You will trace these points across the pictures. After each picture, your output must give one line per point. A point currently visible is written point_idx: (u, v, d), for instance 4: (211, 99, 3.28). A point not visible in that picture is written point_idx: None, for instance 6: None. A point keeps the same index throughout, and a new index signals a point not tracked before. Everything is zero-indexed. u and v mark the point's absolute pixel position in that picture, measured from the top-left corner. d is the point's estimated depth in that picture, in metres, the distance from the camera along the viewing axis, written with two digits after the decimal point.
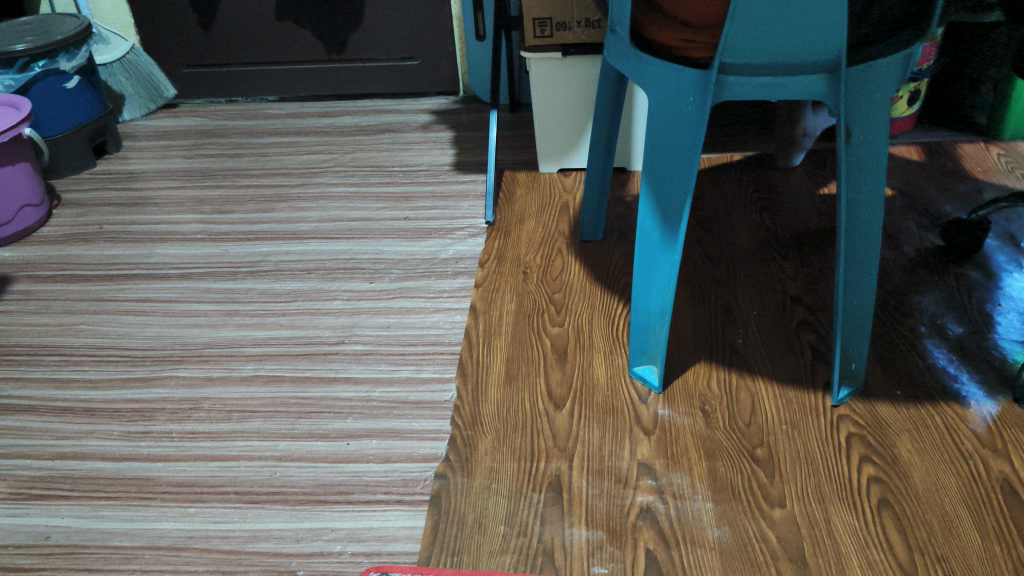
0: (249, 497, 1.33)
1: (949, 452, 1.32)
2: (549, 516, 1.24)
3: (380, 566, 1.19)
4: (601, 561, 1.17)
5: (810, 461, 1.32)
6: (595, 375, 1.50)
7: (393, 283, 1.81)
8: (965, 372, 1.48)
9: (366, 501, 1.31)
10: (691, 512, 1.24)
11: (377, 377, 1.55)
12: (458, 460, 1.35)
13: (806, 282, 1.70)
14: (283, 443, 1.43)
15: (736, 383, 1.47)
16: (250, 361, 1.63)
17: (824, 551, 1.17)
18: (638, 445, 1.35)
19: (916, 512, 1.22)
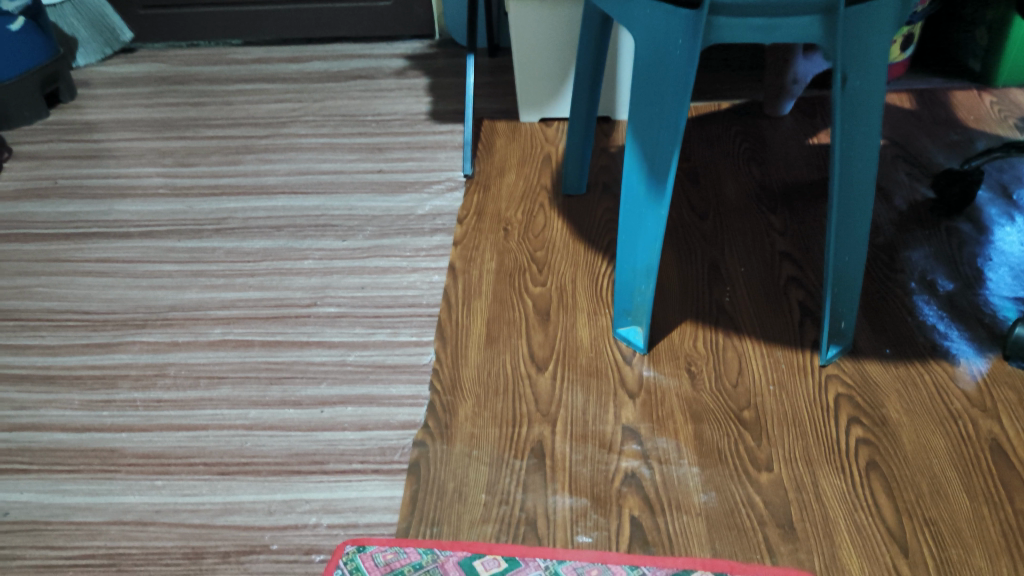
0: (220, 468, 1.28)
1: (938, 412, 1.29)
2: (532, 483, 1.20)
3: (356, 539, 1.14)
4: (585, 530, 1.14)
5: (798, 422, 1.28)
6: (579, 335, 1.45)
7: (367, 240, 1.73)
8: (954, 329, 1.45)
9: (342, 471, 1.26)
10: (676, 477, 1.20)
11: (352, 341, 1.49)
12: (438, 426, 1.30)
13: (796, 237, 1.65)
14: (254, 411, 1.38)
15: (723, 343, 1.42)
16: (218, 325, 1.57)
17: (812, 514, 1.14)
18: (622, 408, 1.31)
19: (905, 472, 1.19)
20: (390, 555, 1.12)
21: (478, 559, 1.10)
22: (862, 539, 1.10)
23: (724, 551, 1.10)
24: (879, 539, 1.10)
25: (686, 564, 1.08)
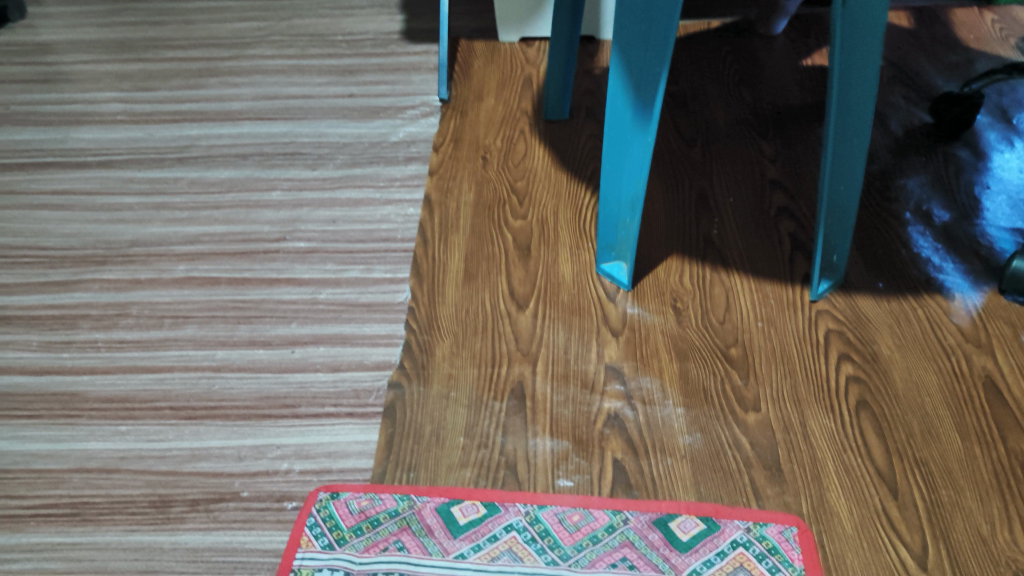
0: (187, 413, 1.23)
1: (931, 348, 1.25)
2: (512, 425, 1.16)
3: (329, 485, 1.10)
4: (567, 473, 1.10)
5: (787, 360, 1.24)
6: (561, 271, 1.39)
7: (339, 170, 1.64)
8: (949, 261, 1.40)
9: (314, 414, 1.21)
10: (661, 418, 1.16)
11: (323, 278, 1.42)
12: (414, 367, 1.25)
13: (788, 165, 1.58)
14: (221, 352, 1.32)
15: (710, 278, 1.37)
16: (182, 261, 1.49)
17: (800, 456, 1.10)
18: (605, 347, 1.26)
19: (895, 411, 1.16)
20: (365, 502, 1.08)
21: (457, 504, 1.07)
22: (851, 481, 1.07)
23: (709, 495, 1.07)
24: (868, 481, 1.07)
25: (670, 508, 1.05)
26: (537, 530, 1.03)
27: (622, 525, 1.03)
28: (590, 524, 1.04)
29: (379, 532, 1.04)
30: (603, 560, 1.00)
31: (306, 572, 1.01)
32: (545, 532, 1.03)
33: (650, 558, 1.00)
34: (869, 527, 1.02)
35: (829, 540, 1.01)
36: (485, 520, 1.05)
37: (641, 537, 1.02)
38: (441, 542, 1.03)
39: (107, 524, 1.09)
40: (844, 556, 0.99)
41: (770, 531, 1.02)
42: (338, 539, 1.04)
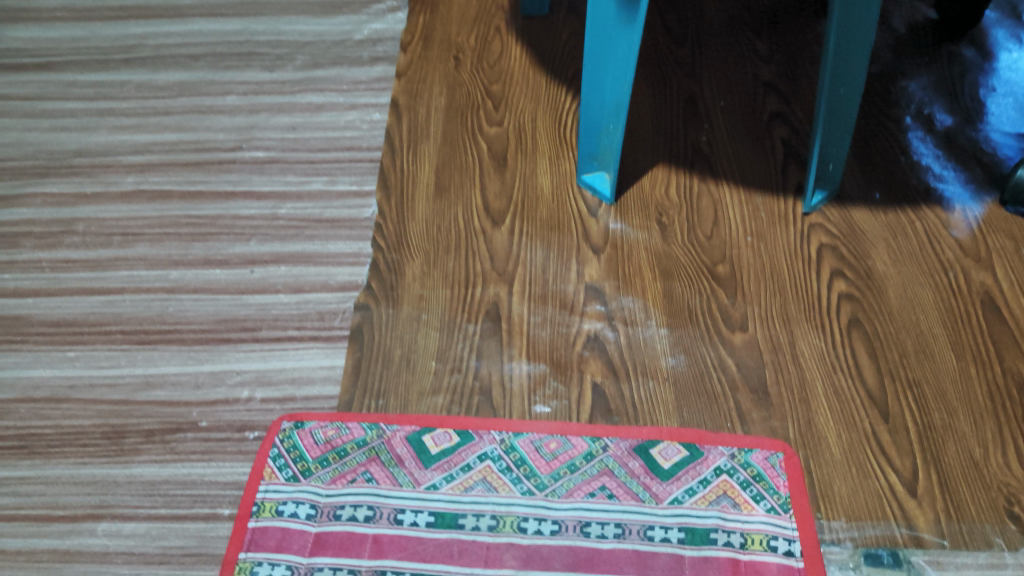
0: (139, 337, 1.15)
1: (928, 264, 1.18)
2: (487, 349, 1.09)
3: (293, 414, 1.04)
4: (544, 399, 1.04)
5: (777, 277, 1.17)
6: (539, 184, 1.29)
7: (298, 72, 1.51)
8: (950, 170, 1.32)
9: (275, 339, 1.14)
10: (643, 340, 1.09)
11: (284, 191, 1.32)
12: (382, 288, 1.17)
13: (783, 66, 1.47)
14: (175, 273, 1.23)
15: (698, 190, 1.28)
16: (130, 173, 1.38)
17: (788, 379, 1.05)
18: (585, 265, 1.18)
19: (889, 331, 1.10)
20: (331, 432, 1.02)
21: (428, 433, 1.01)
22: (840, 404, 1.02)
23: (692, 420, 1.01)
24: (859, 403, 1.02)
25: (651, 434, 1.00)
26: (512, 459, 0.98)
27: (601, 453, 0.98)
28: (567, 452, 0.99)
29: (346, 463, 0.99)
30: (581, 490, 0.95)
31: (269, 506, 0.96)
32: (520, 461, 0.98)
33: (629, 487, 0.95)
34: (857, 452, 0.97)
35: (815, 465, 0.96)
36: (457, 449, 1.00)
37: (620, 465, 0.97)
38: (412, 473, 0.98)
39: (58, 457, 1.03)
40: (831, 481, 0.95)
41: (755, 457, 0.97)
42: (303, 471, 0.99)
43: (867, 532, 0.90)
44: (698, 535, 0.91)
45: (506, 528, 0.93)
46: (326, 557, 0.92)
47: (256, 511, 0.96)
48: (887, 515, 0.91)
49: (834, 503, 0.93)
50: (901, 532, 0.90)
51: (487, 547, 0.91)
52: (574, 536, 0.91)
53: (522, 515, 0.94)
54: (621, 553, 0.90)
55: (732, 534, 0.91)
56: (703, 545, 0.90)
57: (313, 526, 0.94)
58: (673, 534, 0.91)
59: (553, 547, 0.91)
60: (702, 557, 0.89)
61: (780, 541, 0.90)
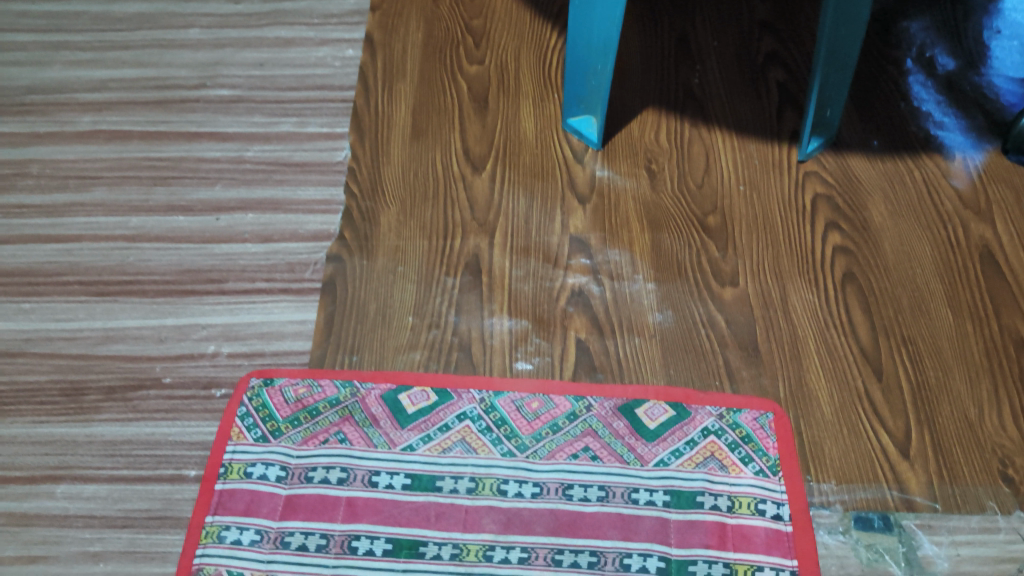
0: (99, 289, 1.09)
1: (926, 215, 1.14)
2: (466, 303, 1.04)
3: (262, 371, 0.99)
4: (526, 356, 0.99)
5: (770, 228, 1.12)
6: (522, 128, 1.23)
7: (266, 4, 1.42)
8: (951, 117, 1.26)
9: (243, 291, 1.08)
10: (630, 294, 1.04)
11: (251, 133, 1.25)
12: (355, 238, 1.11)
13: (780, 4, 1.39)
14: (136, 219, 1.16)
15: (689, 136, 1.22)
16: (86, 111, 1.29)
17: (780, 336, 1.01)
18: (570, 216, 1.12)
19: (884, 286, 1.06)
20: (303, 390, 0.97)
21: (405, 391, 0.97)
22: (833, 362, 0.98)
23: (679, 378, 0.97)
24: (852, 361, 0.98)
25: (636, 393, 0.95)
26: (492, 419, 0.94)
27: (585, 413, 0.94)
28: (550, 412, 0.94)
29: (319, 423, 0.94)
30: (564, 451, 0.91)
31: (237, 468, 0.92)
32: (501, 421, 0.94)
33: (614, 448, 0.91)
34: (849, 412, 0.94)
35: (806, 425, 0.93)
36: (435, 408, 0.95)
37: (604, 425, 0.93)
38: (387, 433, 0.93)
39: (13, 415, 0.98)
40: (822, 442, 0.91)
41: (744, 418, 0.93)
42: (273, 431, 0.94)
43: (857, 495, 0.87)
44: (684, 498, 0.87)
45: (486, 491, 0.89)
46: (297, 521, 0.88)
47: (224, 473, 0.91)
48: (878, 477, 0.88)
49: (825, 465, 0.89)
50: (892, 495, 0.87)
51: (466, 510, 0.88)
52: (556, 500, 0.88)
53: (502, 477, 0.90)
54: (604, 517, 0.86)
55: (720, 497, 0.87)
56: (690, 508, 0.87)
57: (284, 489, 0.90)
58: (659, 497, 0.88)
59: (534, 511, 0.87)
60: (688, 521, 0.86)
61: (768, 505, 0.86)
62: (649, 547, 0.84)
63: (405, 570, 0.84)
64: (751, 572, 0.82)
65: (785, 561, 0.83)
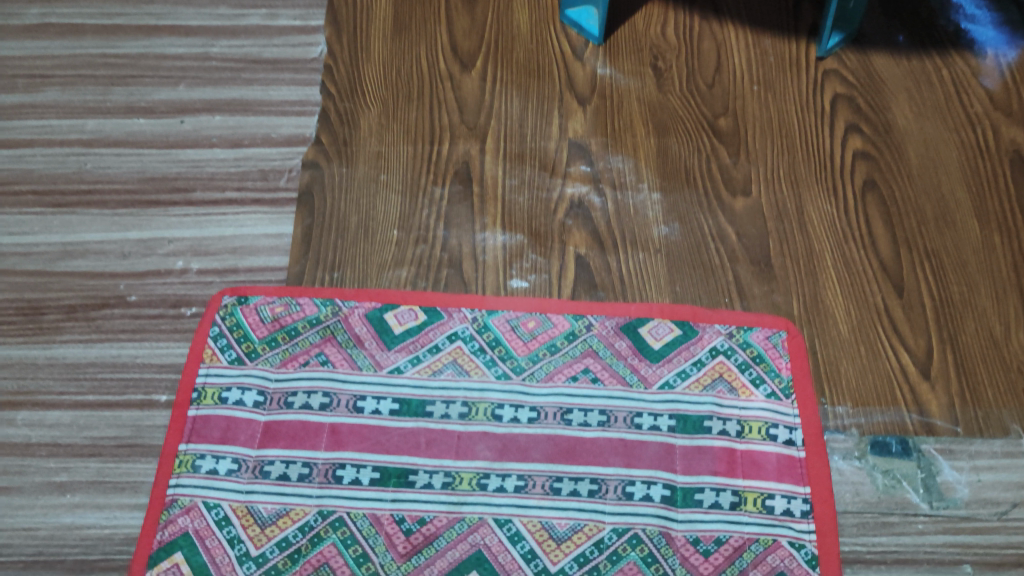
0: (55, 200, 1.00)
1: (953, 118, 1.05)
2: (456, 216, 0.96)
3: (235, 288, 0.91)
4: (521, 273, 0.92)
5: (786, 132, 1.03)
6: (516, 21, 1.11)
7: None
8: (984, 9, 1.15)
9: (212, 201, 0.99)
10: (633, 205, 0.96)
11: (215, 26, 1.13)
12: (334, 144, 1.02)
13: None
14: (92, 123, 1.06)
15: (699, 30, 1.11)
16: (32, 3, 1.16)
17: (794, 249, 0.93)
18: (569, 119, 1.03)
19: (907, 195, 0.98)
20: (280, 309, 0.89)
21: (391, 311, 0.89)
22: (851, 277, 0.91)
23: (686, 295, 0.90)
24: (871, 276, 0.91)
25: (641, 312, 0.88)
26: (485, 340, 0.87)
27: (585, 333, 0.87)
28: (547, 333, 0.88)
29: (298, 344, 0.87)
30: (562, 374, 0.85)
31: (211, 393, 0.85)
32: (495, 342, 0.87)
33: (616, 370, 0.85)
34: (867, 330, 0.87)
35: (821, 345, 0.86)
36: (425, 329, 0.88)
37: (606, 346, 0.86)
38: (372, 356, 0.87)
39: None
40: (838, 363, 0.85)
41: (755, 337, 0.86)
42: (249, 353, 0.87)
43: (874, 419, 0.82)
44: (690, 423, 0.81)
45: (479, 416, 0.83)
46: (277, 450, 0.82)
47: (197, 398, 0.85)
48: (896, 400, 0.83)
49: (840, 387, 0.84)
50: (911, 418, 0.82)
51: (458, 437, 0.82)
52: (554, 425, 0.82)
53: (497, 401, 0.84)
54: (605, 443, 0.81)
55: (729, 421, 0.81)
56: (696, 434, 0.81)
57: (262, 415, 0.84)
58: (663, 422, 0.82)
59: (531, 437, 0.82)
60: (695, 447, 0.80)
61: (780, 430, 0.81)
62: (653, 475, 0.79)
63: (394, 500, 0.79)
64: (760, 500, 0.77)
65: (797, 488, 0.78)
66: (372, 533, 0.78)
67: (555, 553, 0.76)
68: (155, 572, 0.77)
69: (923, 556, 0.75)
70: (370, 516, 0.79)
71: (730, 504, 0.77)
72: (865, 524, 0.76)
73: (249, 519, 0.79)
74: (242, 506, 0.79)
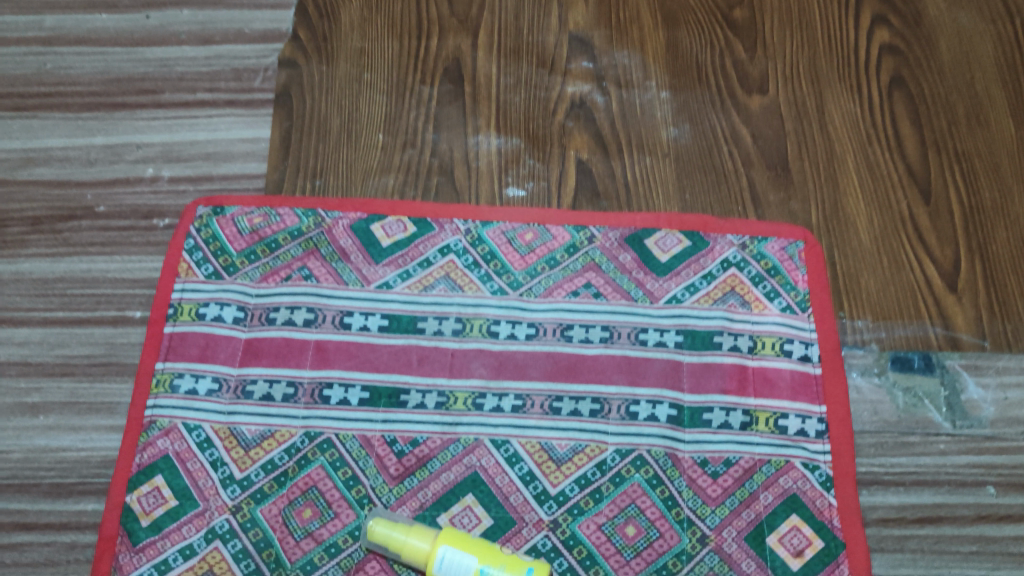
0: (13, 103, 0.92)
1: (990, 8, 0.95)
2: (447, 118, 0.88)
3: (211, 198, 0.84)
4: (518, 181, 0.85)
5: (807, 24, 0.94)
6: None
7: None
8: None
9: (183, 104, 0.91)
10: (640, 105, 0.89)
11: None
12: (312, 40, 0.93)
13: None
14: (50, 19, 0.97)
15: None
16: None
17: (814, 152, 0.86)
18: (569, 10, 0.94)
19: (937, 93, 0.90)
20: (259, 220, 0.83)
21: (378, 222, 0.83)
22: (874, 182, 0.84)
23: (696, 203, 0.83)
24: (896, 181, 0.84)
25: (647, 222, 0.81)
26: (480, 253, 0.81)
27: (587, 245, 0.81)
28: (546, 245, 0.81)
29: (279, 258, 0.81)
30: (562, 289, 0.79)
31: (188, 309, 0.80)
32: (490, 256, 0.81)
33: (620, 284, 0.79)
34: (891, 239, 0.81)
35: (840, 256, 0.80)
36: (414, 241, 0.82)
37: (609, 259, 0.80)
38: (358, 270, 0.81)
39: None
40: (858, 274, 0.79)
41: (771, 248, 0.80)
42: (226, 268, 0.81)
43: (896, 334, 0.76)
44: (699, 339, 0.76)
45: (474, 333, 0.78)
46: (259, 368, 0.77)
47: (173, 315, 0.79)
48: (920, 313, 0.77)
49: (860, 300, 0.78)
50: (935, 332, 0.76)
51: (451, 355, 0.77)
52: (554, 342, 0.77)
53: (493, 318, 0.78)
54: (608, 361, 0.76)
55: (740, 337, 0.76)
56: (706, 351, 0.76)
57: (242, 333, 0.78)
58: (670, 338, 0.76)
59: (530, 354, 0.77)
60: (704, 365, 0.75)
61: (795, 345, 0.75)
62: (658, 394, 0.74)
63: (385, 420, 0.75)
64: (773, 420, 0.73)
65: (812, 407, 0.73)
66: (362, 455, 0.74)
67: (555, 475, 0.72)
68: (135, 496, 0.73)
69: (944, 478, 0.71)
70: (360, 438, 0.74)
71: (741, 424, 0.73)
72: (884, 445, 0.72)
73: (231, 441, 0.74)
74: (224, 428, 0.75)
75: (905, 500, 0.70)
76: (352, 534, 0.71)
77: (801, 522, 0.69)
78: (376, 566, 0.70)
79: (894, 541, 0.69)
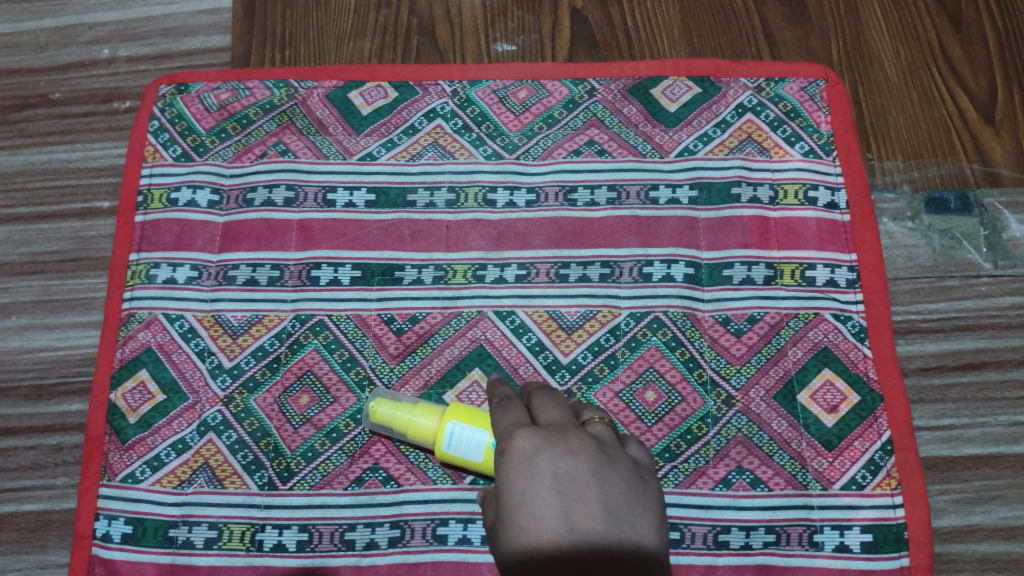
0: None
1: None
2: None
3: (172, 75, 0.77)
4: (506, 35, 0.77)
5: None
6: None
7: None
8: None
9: None
10: None
11: None
12: None
13: None
14: None
15: None
16: None
17: None
18: None
19: None
20: (226, 96, 0.76)
21: (356, 89, 0.75)
22: (899, 12, 0.76)
23: (705, 48, 0.75)
24: (923, 10, 0.76)
25: (652, 70, 0.74)
26: (470, 116, 0.74)
27: (587, 99, 0.73)
28: (543, 103, 0.73)
29: (253, 135, 0.74)
30: (563, 149, 0.72)
31: (159, 195, 0.73)
32: (481, 118, 0.73)
33: (626, 140, 0.72)
34: (920, 73, 0.74)
35: (865, 93, 0.73)
36: (396, 108, 0.74)
37: (613, 113, 0.73)
38: (339, 142, 0.74)
39: None
40: (885, 113, 0.72)
41: (789, 89, 0.72)
42: (196, 149, 0.74)
43: (929, 173, 0.70)
44: (716, 192, 0.70)
45: (469, 203, 0.71)
46: (241, 253, 0.71)
47: (143, 203, 0.73)
48: (955, 150, 0.71)
49: (888, 140, 0.71)
50: (971, 168, 0.70)
51: (447, 227, 0.71)
52: (556, 207, 0.71)
53: (489, 185, 0.72)
54: (617, 223, 0.70)
55: (760, 187, 0.70)
56: (723, 204, 0.69)
57: (219, 216, 0.72)
58: (684, 193, 0.70)
59: (531, 221, 0.70)
60: (722, 219, 0.69)
61: (820, 193, 0.69)
62: (674, 253, 0.68)
63: (380, 299, 0.69)
64: (799, 272, 0.67)
65: (841, 256, 0.67)
66: (359, 336, 0.69)
67: (566, 343, 0.67)
68: (120, 393, 0.68)
69: (987, 321, 0.66)
70: (355, 318, 0.69)
71: (765, 280, 0.67)
72: (920, 291, 0.67)
73: (217, 329, 0.69)
74: (208, 316, 0.70)
75: (945, 347, 0.66)
76: (354, 418, 0.67)
77: (834, 377, 0.65)
78: (382, 448, 0.66)
79: (935, 391, 0.65)
